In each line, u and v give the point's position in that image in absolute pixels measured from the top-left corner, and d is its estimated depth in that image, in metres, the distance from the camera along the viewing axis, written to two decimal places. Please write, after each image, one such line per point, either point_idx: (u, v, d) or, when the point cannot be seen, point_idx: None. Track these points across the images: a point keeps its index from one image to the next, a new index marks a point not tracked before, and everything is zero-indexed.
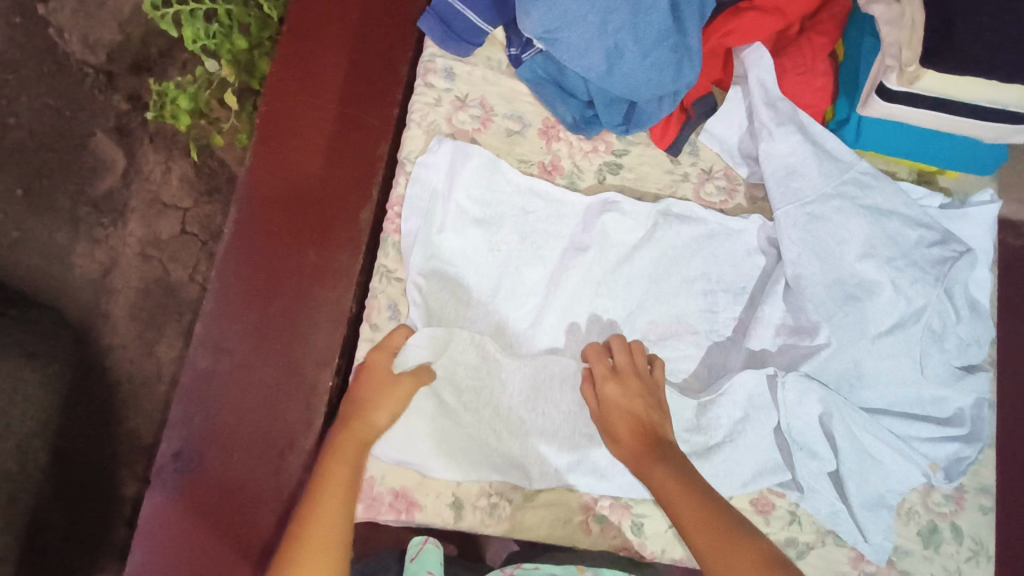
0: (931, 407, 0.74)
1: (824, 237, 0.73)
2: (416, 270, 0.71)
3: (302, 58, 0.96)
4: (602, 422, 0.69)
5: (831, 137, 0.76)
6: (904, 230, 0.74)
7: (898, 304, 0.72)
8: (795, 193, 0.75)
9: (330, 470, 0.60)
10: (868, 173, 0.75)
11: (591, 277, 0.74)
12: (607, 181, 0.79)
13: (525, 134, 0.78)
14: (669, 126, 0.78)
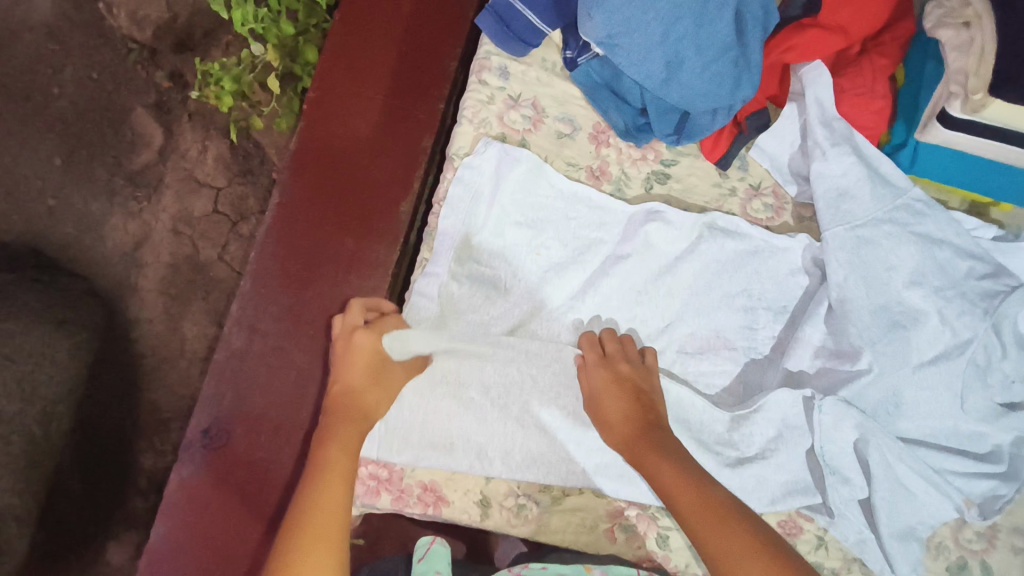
0: (966, 441, 0.73)
1: (872, 262, 0.73)
2: (453, 277, 0.72)
3: (354, 48, 0.96)
4: (596, 412, 0.68)
5: (886, 160, 0.75)
6: (955, 261, 0.73)
7: (942, 334, 0.71)
8: (845, 214, 0.74)
9: (333, 451, 0.59)
10: (921, 200, 0.74)
11: (630, 286, 0.74)
12: (653, 191, 0.78)
13: (574, 137, 0.78)
14: (721, 138, 0.77)
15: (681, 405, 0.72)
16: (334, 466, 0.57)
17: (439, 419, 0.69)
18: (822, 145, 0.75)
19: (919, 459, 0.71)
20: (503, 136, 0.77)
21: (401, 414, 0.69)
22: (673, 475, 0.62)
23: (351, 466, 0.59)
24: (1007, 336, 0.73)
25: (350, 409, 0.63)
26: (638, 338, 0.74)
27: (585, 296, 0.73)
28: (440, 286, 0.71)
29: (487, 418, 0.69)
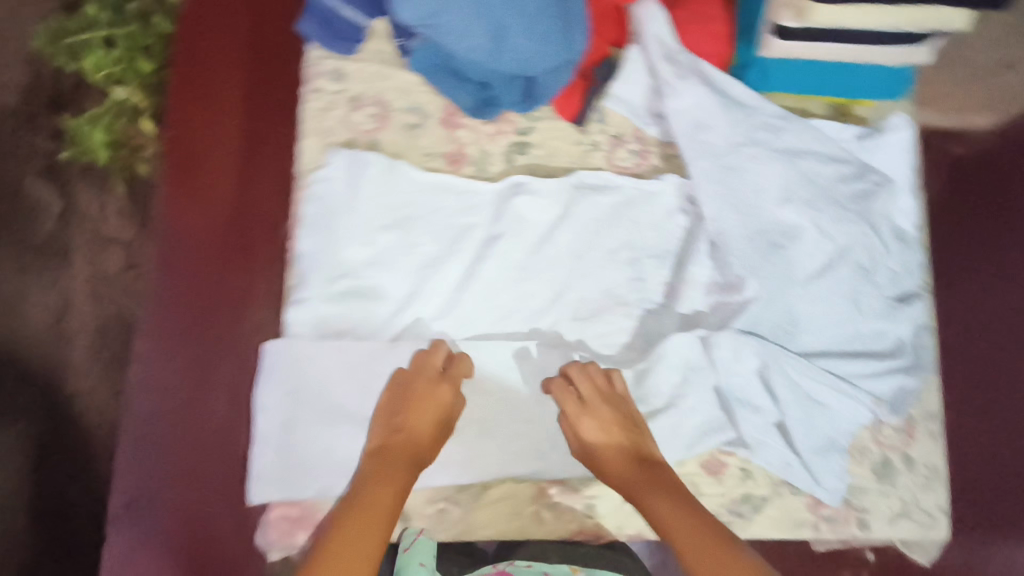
0: (872, 343, 0.73)
1: (741, 188, 0.72)
2: (325, 299, 0.69)
3: (199, 75, 0.87)
4: (581, 449, 0.68)
5: (736, 84, 0.74)
6: (820, 168, 0.72)
7: (825, 242, 0.71)
8: (706, 146, 0.73)
9: (379, 474, 0.61)
10: (776, 115, 0.73)
11: (509, 264, 0.72)
12: (516, 162, 0.75)
13: (425, 125, 0.74)
14: (571, 96, 0.76)
15: (585, 372, 0.71)
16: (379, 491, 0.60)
17: (342, 446, 0.66)
18: (671, 79, 0.73)
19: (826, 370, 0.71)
20: (352, 141, 0.73)
21: (300, 447, 0.66)
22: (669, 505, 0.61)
23: (389, 496, 0.60)
24: (884, 232, 0.72)
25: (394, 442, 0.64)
26: (524, 317, 0.71)
27: (467, 287, 0.71)
28: (312, 312, 0.69)
29: None
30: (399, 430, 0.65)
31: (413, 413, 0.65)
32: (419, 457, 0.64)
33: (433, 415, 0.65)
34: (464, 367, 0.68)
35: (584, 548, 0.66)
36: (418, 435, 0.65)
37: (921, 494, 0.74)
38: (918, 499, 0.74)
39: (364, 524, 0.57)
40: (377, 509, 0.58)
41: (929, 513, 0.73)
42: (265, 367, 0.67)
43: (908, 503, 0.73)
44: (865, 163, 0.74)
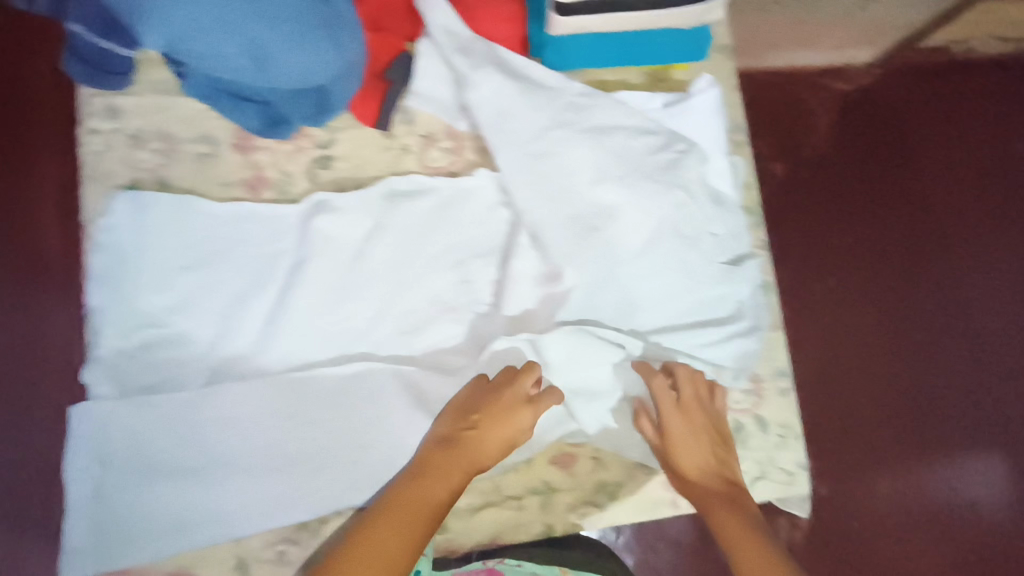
0: (709, 309, 0.71)
1: (551, 174, 0.70)
2: (119, 351, 0.66)
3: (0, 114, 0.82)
4: (666, 462, 0.68)
5: (534, 66, 0.71)
6: (629, 142, 0.70)
7: (643, 217, 0.69)
8: (508, 134, 0.70)
9: (439, 477, 0.62)
10: (582, 94, 0.71)
11: (322, 287, 0.68)
12: (321, 178, 0.72)
13: (218, 153, 0.70)
14: (368, 101, 0.72)
15: (421, 386, 0.69)
16: (428, 490, 0.60)
17: (166, 503, 0.65)
18: (466, 68, 0.70)
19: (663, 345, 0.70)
20: (137, 182, 0.69)
21: (116, 517, 0.64)
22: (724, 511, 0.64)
23: (434, 499, 0.60)
24: (701, 197, 0.71)
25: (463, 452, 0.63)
26: (350, 338, 0.69)
27: (279, 318, 0.67)
28: (107, 370, 0.66)
29: (214, 483, 0.65)
30: (470, 430, 0.64)
31: (507, 420, 0.65)
32: (476, 466, 0.63)
33: (516, 425, 0.65)
34: (555, 398, 0.67)
35: (570, 553, 0.71)
36: (484, 446, 0.64)
37: (778, 453, 0.74)
38: (775, 459, 0.74)
39: (412, 518, 0.58)
40: (419, 514, 0.59)
41: (789, 472, 0.73)
42: (76, 431, 0.65)
43: (764, 466, 0.73)
44: (672, 130, 0.72)
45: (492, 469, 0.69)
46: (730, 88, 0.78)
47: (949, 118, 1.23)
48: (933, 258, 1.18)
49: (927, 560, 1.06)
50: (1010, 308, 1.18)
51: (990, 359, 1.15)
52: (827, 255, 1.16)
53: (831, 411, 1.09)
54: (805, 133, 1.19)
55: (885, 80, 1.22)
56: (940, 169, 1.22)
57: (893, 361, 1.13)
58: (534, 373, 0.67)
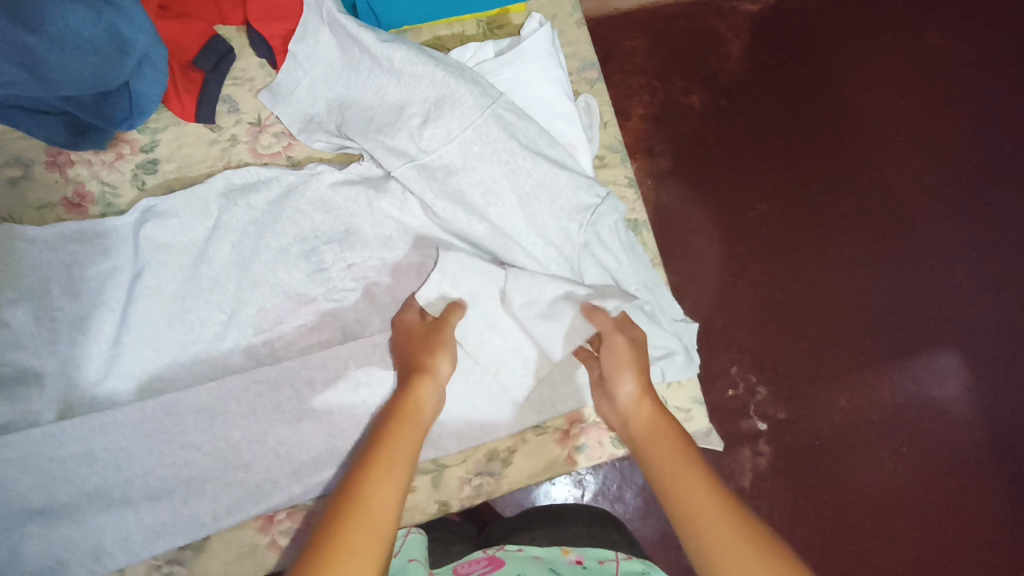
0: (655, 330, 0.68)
1: (442, 184, 0.66)
2: None
3: None
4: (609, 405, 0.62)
5: (466, 70, 0.67)
6: (543, 165, 0.66)
7: (535, 238, 0.67)
8: (391, 147, 0.66)
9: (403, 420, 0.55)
10: (509, 108, 0.66)
11: (166, 298, 0.65)
12: (148, 185, 0.68)
13: (31, 175, 0.66)
14: (184, 97, 0.67)
15: (301, 389, 0.66)
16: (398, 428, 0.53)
17: (33, 549, 0.60)
18: (379, 65, 0.66)
19: (559, 324, 0.65)
20: None
21: None
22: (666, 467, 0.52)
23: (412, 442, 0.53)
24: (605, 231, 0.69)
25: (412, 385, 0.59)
26: (205, 347, 0.66)
27: (125, 336, 0.64)
28: None
29: (86, 519, 0.61)
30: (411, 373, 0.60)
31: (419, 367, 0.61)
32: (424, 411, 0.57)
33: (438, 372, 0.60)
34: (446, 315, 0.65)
35: (574, 530, 0.71)
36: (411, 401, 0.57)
37: (672, 392, 0.73)
38: (669, 398, 0.73)
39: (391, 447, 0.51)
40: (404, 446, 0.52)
41: (686, 409, 0.73)
42: None
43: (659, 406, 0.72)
44: (589, 171, 0.69)
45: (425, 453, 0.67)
46: (573, 24, 0.77)
47: (857, 26, 1.22)
48: (857, 167, 1.16)
49: (891, 472, 1.02)
50: (941, 199, 1.16)
51: (928, 261, 1.13)
52: (753, 178, 1.13)
53: (775, 334, 1.06)
54: (715, 62, 1.16)
55: None
56: (855, 77, 1.20)
57: (833, 278, 1.10)
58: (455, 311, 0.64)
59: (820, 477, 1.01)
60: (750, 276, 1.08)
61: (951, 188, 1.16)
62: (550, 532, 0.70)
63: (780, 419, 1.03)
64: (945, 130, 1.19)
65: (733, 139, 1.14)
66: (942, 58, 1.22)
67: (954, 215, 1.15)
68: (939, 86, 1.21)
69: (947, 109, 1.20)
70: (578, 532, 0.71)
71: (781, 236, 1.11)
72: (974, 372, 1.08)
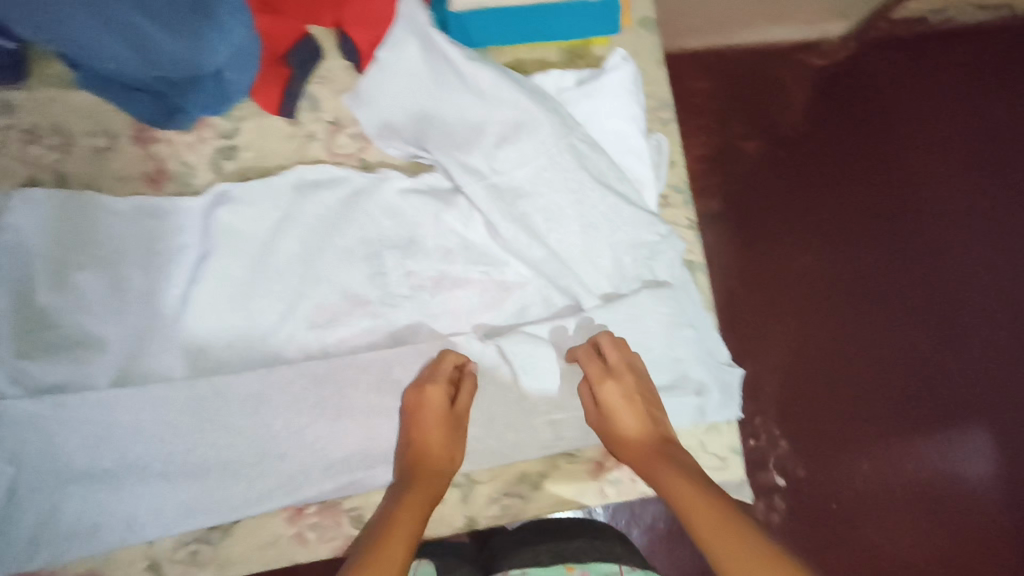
0: (695, 368, 0.70)
1: (512, 208, 0.67)
2: (20, 356, 0.63)
3: None
4: (606, 431, 0.65)
5: (548, 97, 0.68)
6: (610, 201, 0.67)
7: (592, 269, 0.69)
8: (469, 165, 0.68)
9: (405, 509, 0.58)
10: (585, 140, 0.67)
11: (230, 284, 0.67)
12: (225, 170, 0.69)
13: (116, 146, 0.69)
14: (270, 90, 0.69)
15: (345, 388, 0.67)
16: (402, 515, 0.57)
17: (71, 508, 0.62)
18: (464, 82, 0.68)
19: None
20: (35, 178, 0.67)
21: (18, 522, 0.61)
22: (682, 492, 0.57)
23: (415, 527, 0.56)
24: (662, 268, 0.70)
25: (426, 472, 0.62)
26: (262, 335, 0.68)
27: (187, 314, 0.67)
28: (9, 376, 0.63)
29: (123, 486, 0.62)
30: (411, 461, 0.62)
31: (429, 461, 0.62)
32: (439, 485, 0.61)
33: (441, 432, 0.63)
34: (470, 393, 0.65)
35: (575, 543, 0.69)
36: (404, 509, 0.58)
37: (709, 438, 0.71)
38: (706, 444, 0.71)
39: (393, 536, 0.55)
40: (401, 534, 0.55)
41: (721, 457, 0.71)
42: None
43: (694, 451, 0.71)
44: (654, 210, 0.70)
45: None
46: (653, 62, 0.76)
47: (923, 93, 1.21)
48: (908, 237, 1.14)
49: (912, 551, 0.99)
50: (992, 280, 1.13)
51: (971, 342, 1.10)
52: (801, 233, 1.12)
53: (809, 392, 1.05)
54: (776, 110, 1.17)
55: (863, 53, 1.20)
56: (915, 143, 1.19)
57: (873, 346, 1.08)
58: (471, 379, 0.66)
59: (840, 543, 0.98)
60: (791, 331, 1.07)
61: (1003, 270, 1.14)
62: (553, 546, 0.68)
63: (806, 477, 1.01)
64: (1000, 210, 1.17)
65: (784, 191, 1.14)
66: (1006, 136, 1.21)
67: (1005, 293, 1.13)
68: (999, 164, 1.20)
69: (1009, 187, 1.18)
70: (581, 546, 0.69)
71: (824, 293, 1.10)
72: (1007, 459, 1.05)
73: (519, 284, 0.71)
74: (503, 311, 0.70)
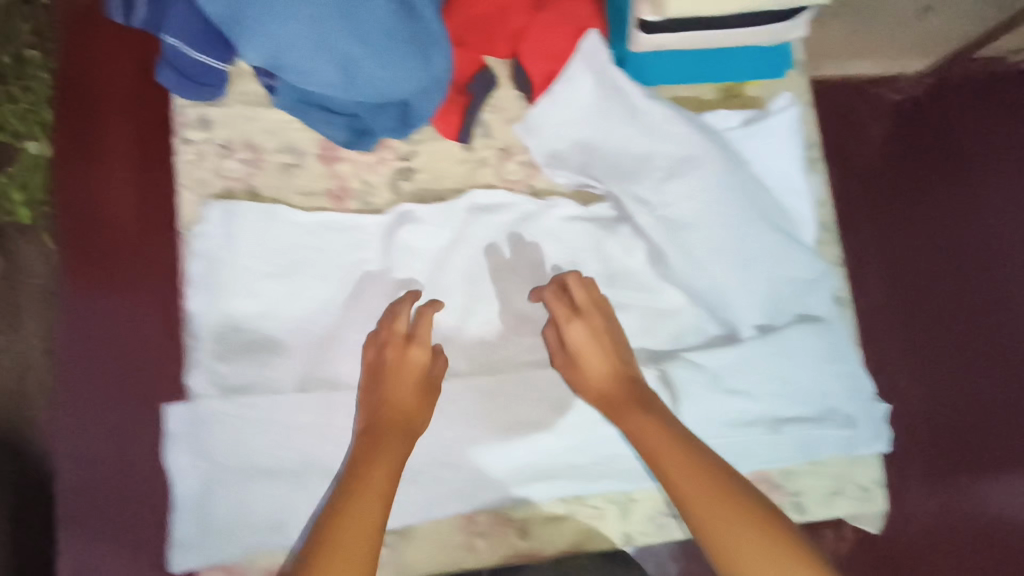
0: (845, 398, 0.73)
1: (679, 238, 0.71)
2: (216, 358, 0.67)
3: (86, 68, 0.80)
4: (574, 374, 0.68)
5: (716, 133, 0.72)
6: (772, 235, 0.71)
7: (750, 300, 0.72)
8: (638, 195, 0.71)
9: (378, 456, 0.60)
10: (752, 178, 0.71)
11: (405, 299, 0.70)
12: (403, 190, 0.73)
13: (303, 163, 0.73)
14: (450, 115, 0.73)
15: (512, 403, 0.70)
16: (376, 467, 0.59)
17: (261, 504, 0.65)
18: (636, 116, 0.72)
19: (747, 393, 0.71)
20: (228, 190, 0.71)
21: (213, 513, 0.65)
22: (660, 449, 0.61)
23: (388, 475, 0.59)
24: (815, 304, 0.74)
25: (392, 418, 0.63)
26: (429, 350, 0.69)
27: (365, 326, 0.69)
28: (207, 374, 0.67)
29: (308, 487, 0.66)
30: (380, 404, 0.64)
31: (387, 404, 0.64)
32: (411, 426, 0.64)
33: (414, 375, 0.65)
34: (443, 367, 0.67)
35: None
36: (378, 459, 0.60)
37: (855, 470, 0.75)
38: (852, 475, 0.75)
39: (365, 493, 0.57)
40: (379, 485, 0.58)
41: (865, 488, 0.75)
42: (169, 431, 0.66)
43: (841, 482, 0.74)
44: (810, 245, 0.73)
45: (613, 484, 0.69)
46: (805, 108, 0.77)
47: (1003, 136, 1.15)
48: (1002, 288, 1.08)
49: None
50: None
51: None
52: (891, 273, 1.08)
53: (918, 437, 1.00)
54: (851, 147, 1.13)
55: (937, 92, 1.15)
56: (1002, 188, 1.13)
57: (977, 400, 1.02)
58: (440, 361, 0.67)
59: None
60: (909, 368, 1.04)
61: None
62: None
63: None
64: None
65: (867, 230, 1.10)
66: None
67: None
68: None
69: None
70: None
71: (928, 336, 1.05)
72: None
73: (675, 310, 0.74)
74: (661, 337, 0.73)
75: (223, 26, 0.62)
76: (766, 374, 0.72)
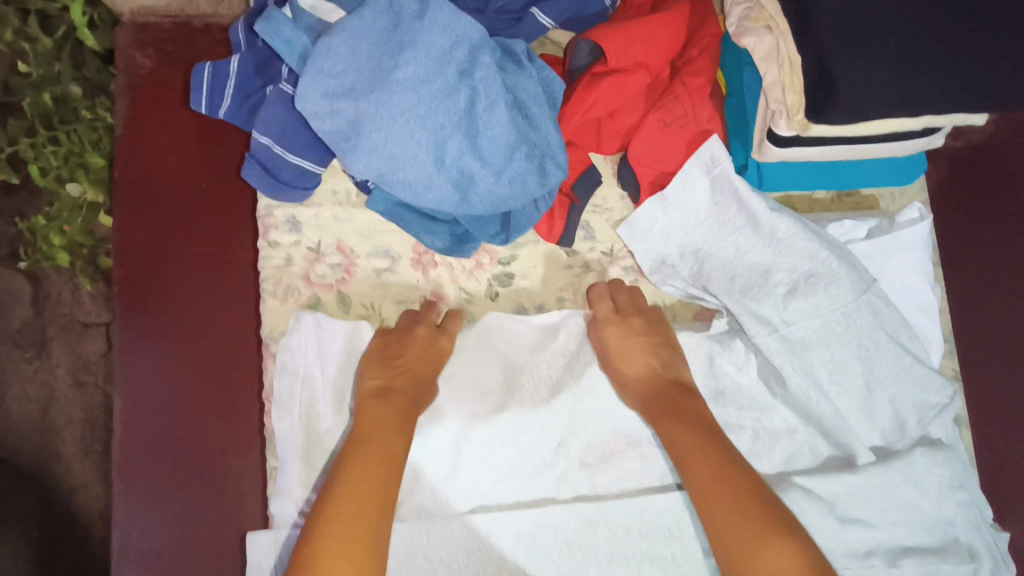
0: (971, 531, 0.67)
1: (805, 364, 0.66)
2: (307, 486, 0.63)
3: (156, 132, 0.79)
4: (610, 369, 0.66)
5: (845, 250, 0.67)
6: (904, 360, 0.66)
7: (874, 427, 0.67)
8: (762, 316, 0.67)
9: (385, 424, 0.58)
10: (883, 298, 0.67)
11: (505, 419, 0.66)
12: (500, 298, 0.69)
13: (396, 269, 0.68)
14: (554, 220, 0.69)
15: (616, 534, 0.64)
16: (389, 439, 0.57)
17: None
18: (757, 230, 0.67)
19: (868, 522, 0.65)
20: (317, 299, 0.67)
21: None
22: (688, 446, 0.60)
23: (400, 448, 0.57)
24: (938, 427, 0.68)
25: (404, 389, 0.61)
26: (531, 471, 0.65)
27: (461, 451, 0.65)
28: (297, 505, 0.62)
29: None
30: (396, 374, 0.62)
31: (409, 374, 0.62)
32: (418, 401, 0.62)
33: (441, 355, 0.64)
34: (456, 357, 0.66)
35: None
36: (391, 434, 0.58)
37: None
38: None
39: (381, 463, 0.55)
40: (391, 458, 0.56)
41: None
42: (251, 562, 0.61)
43: None
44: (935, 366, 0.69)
45: None
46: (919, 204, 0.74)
47: None
48: None
49: None
50: None
51: None
52: None
53: None
54: None
55: None
56: None
57: None
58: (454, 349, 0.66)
59: None
60: None
61: None
62: None
63: None
64: None
65: None
66: None
67: None
68: None
69: None
70: None
71: None
72: None
73: (787, 433, 0.68)
74: (772, 459, 0.67)
75: (331, 142, 0.58)
76: (889, 500, 0.65)
